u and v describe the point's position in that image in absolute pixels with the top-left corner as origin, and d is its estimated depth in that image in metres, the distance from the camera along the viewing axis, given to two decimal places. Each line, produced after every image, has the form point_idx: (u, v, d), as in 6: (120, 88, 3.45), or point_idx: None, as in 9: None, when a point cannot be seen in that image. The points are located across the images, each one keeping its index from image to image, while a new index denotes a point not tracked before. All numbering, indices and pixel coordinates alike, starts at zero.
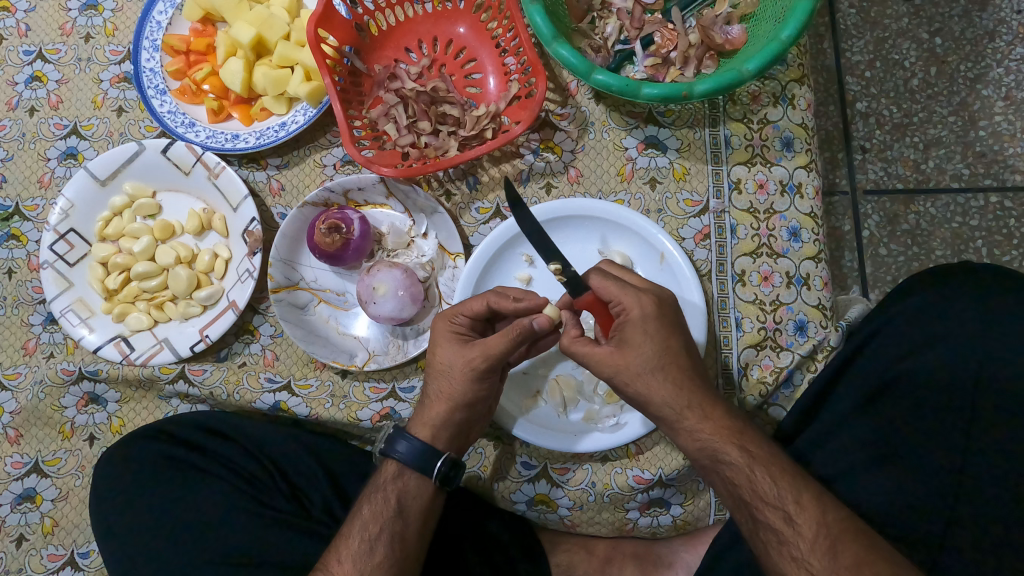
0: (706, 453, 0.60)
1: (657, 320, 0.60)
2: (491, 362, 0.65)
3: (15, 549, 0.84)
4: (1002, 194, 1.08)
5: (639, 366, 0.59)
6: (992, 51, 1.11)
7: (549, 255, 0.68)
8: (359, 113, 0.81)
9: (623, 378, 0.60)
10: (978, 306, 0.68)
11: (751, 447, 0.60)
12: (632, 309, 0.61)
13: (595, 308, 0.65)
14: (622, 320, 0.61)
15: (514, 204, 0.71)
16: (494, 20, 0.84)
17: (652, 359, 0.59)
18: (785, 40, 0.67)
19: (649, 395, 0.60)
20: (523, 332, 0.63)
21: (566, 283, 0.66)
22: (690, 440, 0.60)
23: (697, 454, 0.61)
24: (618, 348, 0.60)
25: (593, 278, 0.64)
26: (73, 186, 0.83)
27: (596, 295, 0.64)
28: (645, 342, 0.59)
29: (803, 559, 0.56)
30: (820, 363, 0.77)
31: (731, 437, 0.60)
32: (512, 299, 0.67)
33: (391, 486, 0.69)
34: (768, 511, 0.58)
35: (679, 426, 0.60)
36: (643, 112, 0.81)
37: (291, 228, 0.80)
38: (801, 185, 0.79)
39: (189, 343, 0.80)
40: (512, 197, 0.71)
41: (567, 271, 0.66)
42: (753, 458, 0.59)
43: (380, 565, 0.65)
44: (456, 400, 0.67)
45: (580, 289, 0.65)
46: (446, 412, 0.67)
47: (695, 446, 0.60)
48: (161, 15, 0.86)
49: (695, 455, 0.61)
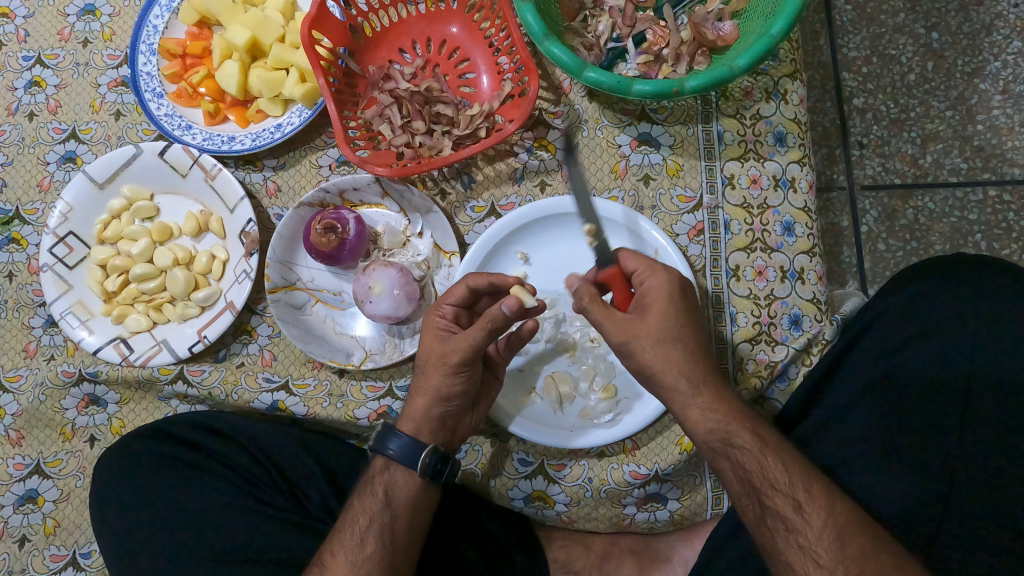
0: (717, 436, 0.60)
1: (680, 292, 0.62)
2: (467, 356, 0.65)
3: (18, 550, 0.84)
4: (1001, 188, 1.08)
5: (658, 333, 0.60)
6: (988, 45, 1.11)
7: (586, 212, 0.65)
8: (353, 113, 0.82)
9: (641, 344, 0.60)
10: (972, 300, 0.68)
11: (762, 433, 0.60)
12: (655, 280, 0.61)
13: (617, 282, 0.64)
14: (644, 289, 0.62)
15: (565, 149, 0.64)
16: (487, 20, 0.84)
17: (671, 327, 0.60)
18: (775, 35, 0.67)
19: (665, 364, 0.60)
20: (493, 318, 0.63)
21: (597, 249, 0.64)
22: (701, 420, 0.60)
23: (708, 437, 0.60)
24: (639, 315, 0.60)
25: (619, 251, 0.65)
26: (73, 190, 0.84)
27: (620, 269, 0.64)
28: (668, 311, 0.60)
29: (810, 548, 0.56)
30: (815, 357, 0.77)
31: (744, 422, 0.60)
32: (488, 275, 0.69)
33: (379, 477, 0.69)
34: (778, 498, 0.58)
35: (693, 403, 0.60)
36: (636, 109, 0.81)
37: (287, 228, 0.80)
38: (794, 180, 0.79)
39: (188, 344, 0.80)
40: (568, 145, 0.64)
41: (600, 236, 0.64)
42: (765, 443, 0.59)
43: (370, 556, 0.65)
44: (432, 394, 0.67)
45: (605, 260, 0.64)
46: (426, 405, 0.68)
47: (707, 427, 0.60)
48: (158, 20, 0.87)
49: (705, 438, 0.60)
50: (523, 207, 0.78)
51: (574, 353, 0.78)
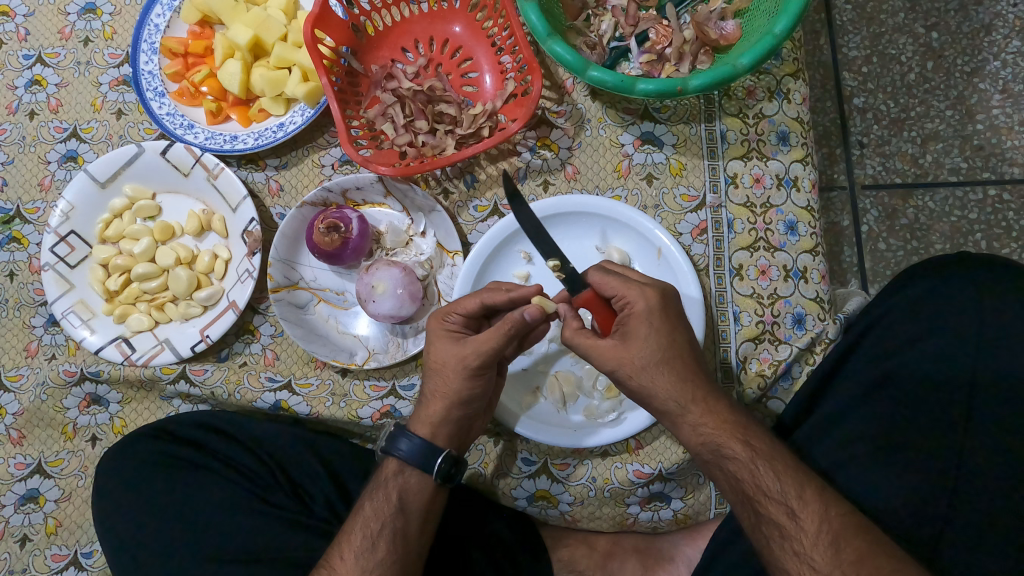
0: (709, 448, 0.60)
1: (661, 312, 0.61)
2: (486, 359, 0.65)
3: (20, 550, 0.84)
4: (1001, 187, 1.08)
5: (643, 360, 0.60)
6: (988, 45, 1.11)
7: (546, 248, 0.68)
8: (356, 112, 0.82)
9: (626, 371, 0.60)
10: (977, 299, 0.68)
11: (754, 441, 0.60)
12: (636, 304, 0.61)
13: (594, 305, 0.65)
14: (626, 314, 0.62)
15: (511, 197, 0.70)
16: (490, 19, 0.84)
17: (656, 352, 0.60)
18: (778, 34, 0.67)
19: (654, 388, 0.60)
20: (515, 324, 0.63)
21: (564, 280, 0.66)
22: (693, 435, 0.60)
23: (700, 449, 0.61)
24: (623, 342, 0.60)
25: (593, 275, 0.65)
26: (74, 189, 0.83)
27: (596, 293, 0.65)
28: (650, 336, 0.60)
29: (806, 554, 0.56)
30: (818, 356, 0.77)
31: (734, 432, 0.60)
32: (505, 290, 0.68)
33: (391, 482, 0.69)
34: (772, 506, 0.58)
35: (683, 420, 0.60)
36: (638, 108, 0.81)
37: (291, 228, 0.80)
38: (797, 179, 0.79)
39: (190, 344, 0.80)
40: (509, 191, 0.70)
41: (566, 266, 0.66)
42: (756, 452, 0.59)
43: (382, 561, 0.65)
44: (452, 397, 0.67)
45: (579, 287, 0.66)
46: (444, 408, 0.67)
47: (698, 441, 0.60)
48: (159, 18, 0.86)
49: (697, 450, 0.61)
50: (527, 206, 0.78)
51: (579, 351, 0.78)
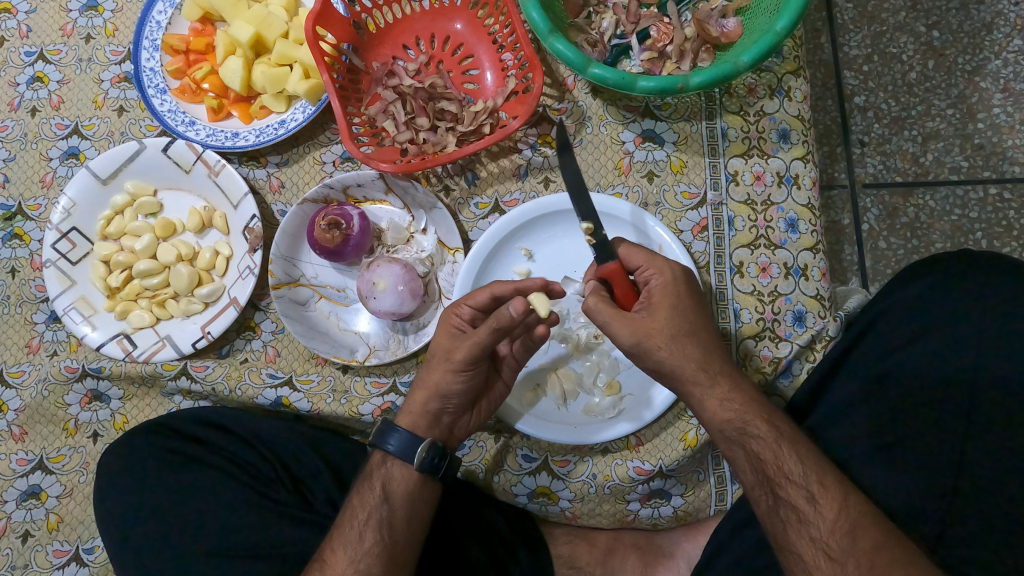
0: (734, 425, 0.60)
1: (685, 285, 0.62)
2: (472, 356, 0.65)
3: (21, 545, 0.84)
4: (1002, 185, 1.08)
5: (672, 330, 0.59)
6: (989, 44, 1.11)
7: (584, 207, 0.63)
8: (357, 109, 0.82)
9: (655, 341, 0.59)
10: (981, 297, 0.68)
11: (778, 424, 0.61)
12: (663, 275, 0.62)
13: (617, 277, 0.63)
14: (653, 284, 0.62)
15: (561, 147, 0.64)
16: (491, 17, 0.84)
17: (682, 323, 0.60)
18: (780, 31, 0.67)
19: (683, 360, 0.59)
20: (501, 320, 0.62)
21: (596, 245, 0.63)
22: (719, 410, 0.60)
23: (724, 427, 0.60)
24: (649, 312, 0.60)
25: (621, 248, 0.64)
26: (75, 185, 0.83)
27: (620, 264, 0.63)
28: (676, 305, 0.60)
29: (821, 540, 0.56)
30: (819, 353, 0.77)
31: (760, 412, 0.60)
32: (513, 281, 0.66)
33: (377, 473, 0.69)
34: (792, 489, 0.58)
35: (710, 394, 0.60)
36: (639, 106, 0.81)
37: (291, 224, 0.80)
38: (797, 176, 0.79)
39: (192, 340, 0.80)
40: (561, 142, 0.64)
41: (598, 232, 0.63)
42: (780, 434, 0.60)
43: (369, 551, 0.66)
44: (431, 389, 0.68)
45: (607, 256, 0.63)
46: (423, 399, 0.68)
47: (724, 417, 0.60)
48: (161, 15, 0.86)
49: (721, 428, 0.60)
50: (528, 204, 0.78)
51: (581, 350, 0.78)
